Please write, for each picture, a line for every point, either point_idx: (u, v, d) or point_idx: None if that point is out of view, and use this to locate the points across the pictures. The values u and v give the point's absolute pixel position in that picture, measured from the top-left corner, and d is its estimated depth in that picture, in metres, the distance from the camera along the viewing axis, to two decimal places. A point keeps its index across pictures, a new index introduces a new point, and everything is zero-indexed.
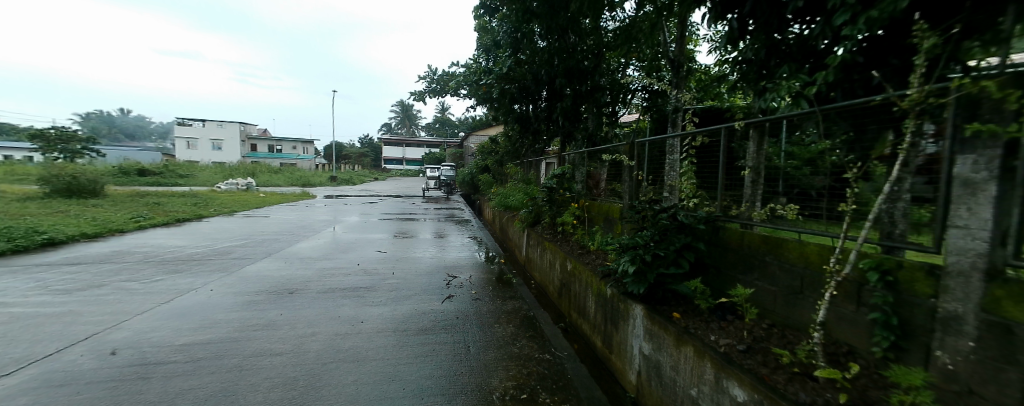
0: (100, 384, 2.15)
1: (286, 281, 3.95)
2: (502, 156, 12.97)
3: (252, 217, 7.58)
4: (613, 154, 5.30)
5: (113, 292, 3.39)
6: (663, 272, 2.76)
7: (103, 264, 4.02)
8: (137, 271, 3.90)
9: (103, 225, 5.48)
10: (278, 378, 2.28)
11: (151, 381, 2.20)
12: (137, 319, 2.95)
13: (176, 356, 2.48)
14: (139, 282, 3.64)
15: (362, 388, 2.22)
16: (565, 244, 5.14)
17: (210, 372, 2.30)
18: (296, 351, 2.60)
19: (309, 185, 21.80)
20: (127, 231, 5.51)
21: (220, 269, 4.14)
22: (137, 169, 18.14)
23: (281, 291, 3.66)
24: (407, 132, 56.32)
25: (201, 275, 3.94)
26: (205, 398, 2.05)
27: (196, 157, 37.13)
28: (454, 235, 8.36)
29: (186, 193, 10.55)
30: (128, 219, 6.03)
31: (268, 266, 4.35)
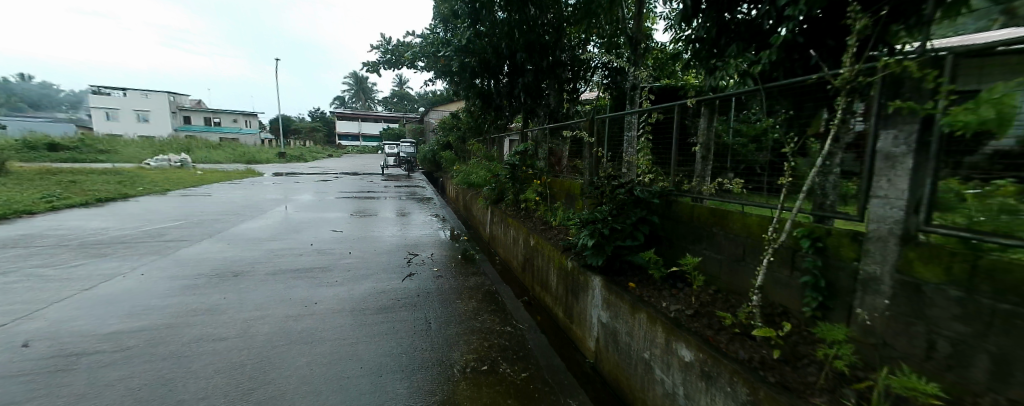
0: (11, 379, 1.94)
1: (231, 262, 3.72)
2: (464, 132, 12.73)
3: (190, 196, 7.01)
4: (574, 131, 5.32)
5: (25, 279, 3.05)
6: (619, 245, 2.85)
7: (10, 248, 3.59)
8: (54, 255, 3.52)
9: (9, 205, 4.87)
10: (223, 364, 2.16)
11: (74, 372, 2.02)
12: (54, 307, 2.67)
13: (103, 344, 2.28)
14: (57, 267, 3.29)
15: (316, 369, 2.15)
16: (528, 221, 5.18)
17: (146, 361, 2.15)
18: (243, 335, 2.46)
19: (255, 162, 20.48)
20: (40, 212, 4.93)
21: (153, 252, 3.82)
22: (49, 143, 16.22)
23: (224, 273, 3.45)
24: (361, 107, 53.81)
25: (131, 258, 3.62)
26: (139, 389, 1.91)
27: (121, 130, 33.58)
28: (415, 213, 8.21)
29: (112, 170, 9.59)
30: (40, 199, 5.40)
31: (209, 248, 4.07)
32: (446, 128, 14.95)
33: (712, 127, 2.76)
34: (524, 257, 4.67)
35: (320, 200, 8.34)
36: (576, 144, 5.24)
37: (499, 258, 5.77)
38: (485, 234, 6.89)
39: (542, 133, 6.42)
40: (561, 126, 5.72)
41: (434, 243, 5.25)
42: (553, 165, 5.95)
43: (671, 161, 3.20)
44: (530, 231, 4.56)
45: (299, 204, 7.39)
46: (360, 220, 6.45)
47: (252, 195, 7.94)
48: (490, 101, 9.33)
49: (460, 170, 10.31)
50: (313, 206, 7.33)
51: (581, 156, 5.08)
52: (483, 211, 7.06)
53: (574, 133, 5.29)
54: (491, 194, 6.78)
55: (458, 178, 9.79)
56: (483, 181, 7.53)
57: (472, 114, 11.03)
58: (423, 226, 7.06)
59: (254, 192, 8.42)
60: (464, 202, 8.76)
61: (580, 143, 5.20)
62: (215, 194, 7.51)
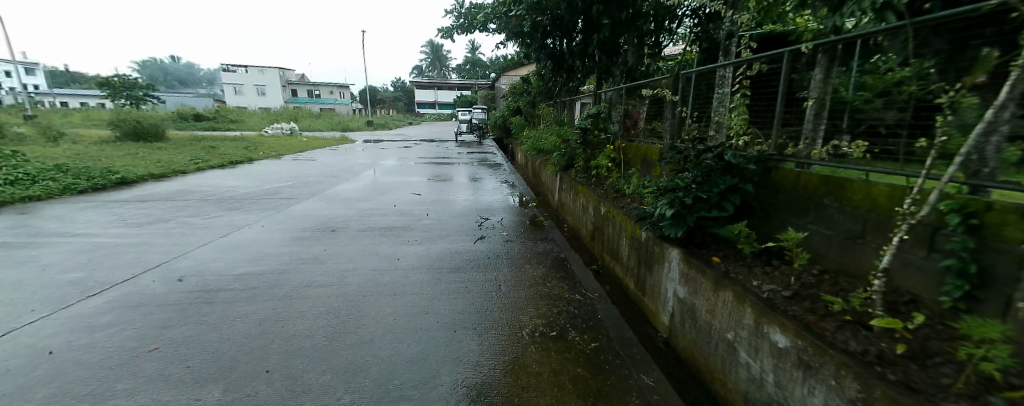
0: (170, 306, 2.40)
1: (329, 219, 4.15)
2: (536, 97, 12.48)
3: (296, 160, 7.89)
4: (651, 90, 4.90)
5: (178, 226, 3.71)
6: (703, 215, 2.61)
7: (168, 201, 4.39)
8: (198, 208, 4.23)
9: (166, 166, 5.93)
10: (323, 307, 2.44)
11: (214, 304, 2.44)
12: (198, 250, 3.23)
13: (234, 283, 2.72)
14: (200, 217, 3.96)
15: (399, 319, 2.34)
16: (599, 188, 4.98)
17: (264, 300, 2.52)
18: (339, 284, 2.76)
19: (348, 129, 22.43)
20: (187, 172, 5.92)
21: (269, 207, 4.41)
22: (192, 115, 19.29)
23: (325, 228, 3.87)
24: (441, 75, 55.46)
25: (253, 212, 4.22)
26: (259, 323, 2.25)
27: (245, 103, 38.68)
28: (488, 178, 8.38)
29: (237, 137, 11.14)
30: (187, 161, 6.49)
31: (312, 205, 4.58)
32: (519, 93, 14.80)
33: (829, 81, 2.33)
34: (594, 226, 4.54)
35: (402, 165, 8.86)
36: (655, 105, 4.83)
37: (568, 225, 5.70)
38: (555, 201, 6.82)
39: (618, 95, 6.02)
40: (638, 85, 5.30)
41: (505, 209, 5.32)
42: (629, 128, 5.58)
43: (773, 123, 2.80)
44: (602, 199, 4.39)
45: (385, 168, 7.95)
46: (436, 184, 6.76)
47: (345, 159, 8.70)
48: (562, 60, 9.00)
49: (531, 135, 10.21)
50: (396, 170, 7.83)
51: (661, 117, 4.69)
52: (553, 178, 6.95)
53: (652, 92, 4.88)
54: (559, 161, 6.60)
55: (529, 144, 9.70)
56: (551, 147, 7.36)
57: (544, 77, 10.72)
58: (490, 191, 7.15)
59: (346, 157, 9.22)
60: (535, 169, 8.70)
61: (659, 103, 4.79)
62: (315, 159, 8.37)
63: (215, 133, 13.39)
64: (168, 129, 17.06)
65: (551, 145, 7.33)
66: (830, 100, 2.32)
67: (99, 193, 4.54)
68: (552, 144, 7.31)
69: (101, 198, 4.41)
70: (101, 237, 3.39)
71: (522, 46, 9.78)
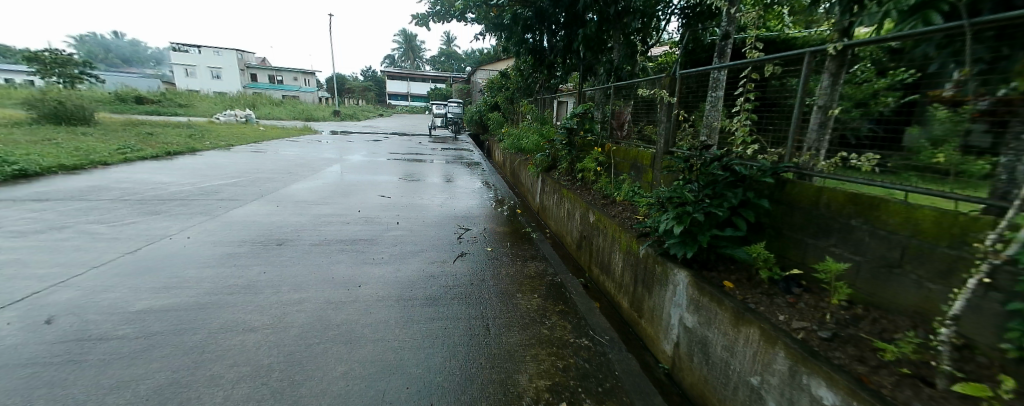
0: (18, 369, 1.83)
1: (276, 228, 3.60)
2: (513, 93, 12.04)
3: (250, 152, 7.16)
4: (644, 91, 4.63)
5: (76, 236, 3.06)
6: (716, 234, 2.31)
7: (74, 201, 3.69)
8: (112, 211, 3.57)
9: (86, 156, 5.13)
10: (247, 367, 1.95)
11: (84, 366, 1.89)
12: (87, 275, 2.61)
13: (124, 329, 2.16)
14: (108, 225, 3.31)
15: (355, 386, 1.89)
16: (586, 192, 4.64)
17: (163, 356, 1.99)
18: (279, 327, 2.27)
19: (312, 119, 21.22)
20: (113, 164, 5.16)
21: (203, 211, 3.79)
22: (135, 97, 17.62)
23: (268, 241, 3.32)
24: (412, 66, 53.97)
25: (181, 218, 3.60)
26: (146, 396, 1.74)
27: (198, 86, 36.12)
28: (463, 178, 7.93)
29: (184, 123, 10.12)
30: (115, 150, 5.67)
31: (257, 210, 3.99)
32: (495, 87, 14.29)
33: (846, 92, 2.16)
34: (581, 234, 4.20)
35: (371, 160, 8.26)
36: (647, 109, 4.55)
37: (551, 231, 5.38)
38: (535, 204, 6.46)
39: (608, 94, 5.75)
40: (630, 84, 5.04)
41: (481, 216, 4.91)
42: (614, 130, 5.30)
43: (789, 132, 2.54)
44: (589, 206, 4.05)
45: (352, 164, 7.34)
46: (408, 185, 6.25)
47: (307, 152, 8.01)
48: (543, 56, 8.66)
49: (508, 133, 9.80)
50: (362, 167, 7.22)
51: (652, 120, 4.41)
52: (533, 179, 6.58)
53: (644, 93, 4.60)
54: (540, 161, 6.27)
55: (507, 141, 9.28)
56: (529, 145, 6.97)
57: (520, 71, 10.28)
58: (466, 193, 6.71)
59: (306, 149, 8.49)
60: (513, 169, 8.34)
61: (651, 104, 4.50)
62: (272, 150, 7.64)
63: (161, 118, 12.23)
64: (104, 111, 15.46)
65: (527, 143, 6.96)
66: (845, 114, 2.16)
67: None
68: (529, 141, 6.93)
69: None
70: None
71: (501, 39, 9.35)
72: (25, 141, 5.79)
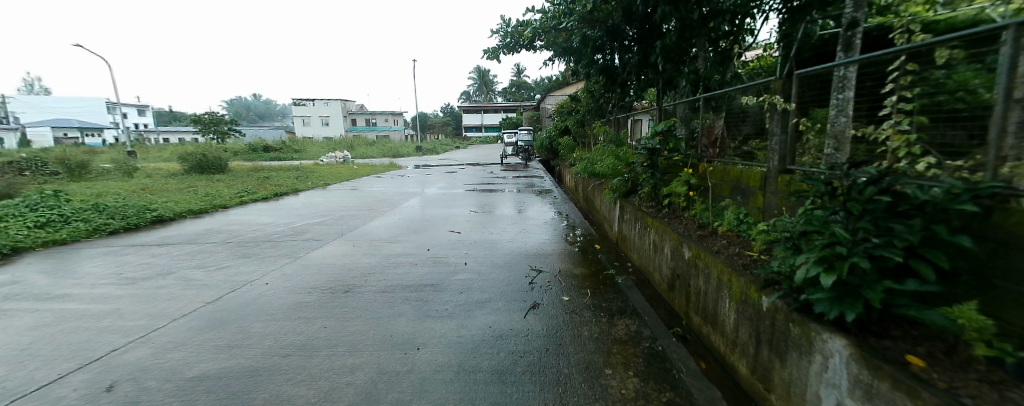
0: None
1: (348, 272, 3.62)
2: (587, 116, 11.65)
3: (339, 190, 7.71)
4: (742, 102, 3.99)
5: (173, 284, 3.34)
6: (892, 287, 1.71)
7: (185, 247, 4.12)
8: (211, 256, 3.90)
9: (209, 201, 5.88)
10: None
11: None
12: (164, 330, 2.70)
13: (170, 396, 2.07)
14: (203, 271, 3.58)
15: None
16: (676, 221, 4.06)
17: None
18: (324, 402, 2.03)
19: (401, 155, 22.93)
20: (227, 208, 5.83)
21: (287, 254, 3.99)
22: (262, 146, 20.70)
23: (337, 288, 3.32)
24: (491, 98, 56.48)
25: (265, 262, 3.80)
26: None
27: (312, 133, 41.63)
28: (537, 208, 7.67)
29: (293, 166, 11.45)
30: (233, 194, 6.45)
31: (335, 251, 4.10)
32: (568, 112, 14.04)
33: None
34: (674, 272, 3.60)
35: (447, 192, 8.41)
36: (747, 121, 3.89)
37: (632, 266, 4.80)
38: (613, 234, 5.91)
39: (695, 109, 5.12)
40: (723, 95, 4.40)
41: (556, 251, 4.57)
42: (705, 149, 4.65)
43: (988, 137, 1.83)
44: (682, 238, 3.49)
45: (429, 197, 7.51)
46: (480, 218, 6.15)
47: (390, 187, 8.42)
48: (616, 75, 8.19)
49: (582, 158, 9.38)
50: (439, 200, 7.34)
51: (754, 134, 3.74)
52: (611, 206, 6.07)
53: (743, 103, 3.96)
54: (618, 186, 5.75)
55: (581, 167, 8.86)
56: (604, 170, 6.50)
57: (594, 93, 9.91)
58: (538, 223, 6.41)
59: (389, 185, 8.96)
60: (588, 194, 7.87)
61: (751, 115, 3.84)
62: (359, 187, 8.16)
63: (274, 163, 13.95)
64: (238, 160, 18.32)
65: (603, 168, 6.50)
66: None
67: (122, 237, 4.39)
68: (604, 165, 6.47)
69: (121, 243, 4.24)
70: (107, 295, 3.13)
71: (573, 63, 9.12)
72: (167, 190, 6.85)
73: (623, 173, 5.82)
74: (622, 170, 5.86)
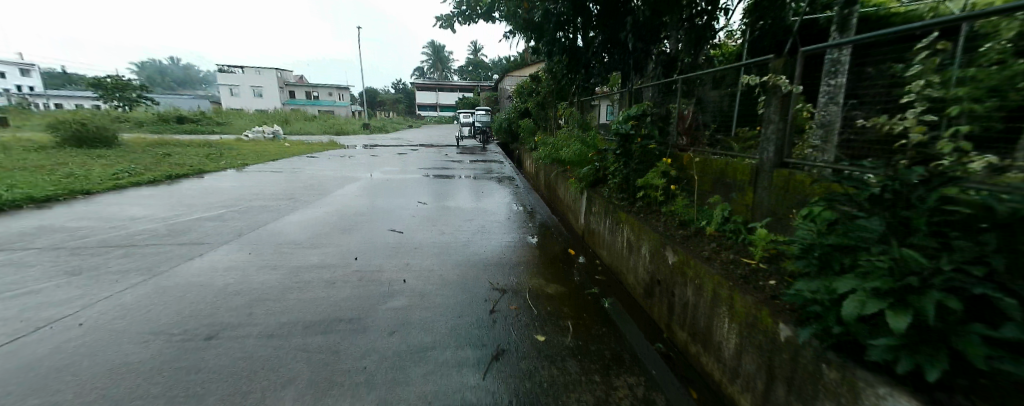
0: None
1: (227, 295, 2.74)
2: (546, 97, 11.02)
3: (260, 171, 6.58)
4: (731, 87, 3.56)
5: None
6: (985, 334, 1.22)
7: None
8: (23, 273, 2.82)
9: (64, 186, 4.60)
10: None
11: None
12: None
13: None
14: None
15: None
16: (655, 218, 3.59)
17: None
18: None
19: (343, 133, 21.20)
20: (103, 193, 4.66)
21: (144, 269, 3.00)
22: (177, 117, 18.14)
23: (202, 321, 2.43)
24: (442, 76, 54.23)
25: (105, 281, 2.80)
26: None
27: (241, 105, 37.68)
28: (493, 196, 6.99)
29: (207, 142, 9.87)
30: (106, 176, 5.15)
31: (218, 264, 3.16)
32: (525, 93, 13.36)
33: None
34: (654, 277, 3.13)
35: (392, 176, 7.50)
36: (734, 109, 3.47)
37: (602, 263, 4.31)
38: (578, 226, 5.40)
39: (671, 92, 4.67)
40: (706, 79, 3.97)
41: (516, 253, 3.97)
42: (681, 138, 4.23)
43: None
44: (664, 239, 3.01)
45: (370, 183, 6.62)
46: (431, 211, 5.40)
47: (325, 170, 7.37)
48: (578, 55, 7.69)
49: (541, 142, 8.79)
50: (381, 186, 6.47)
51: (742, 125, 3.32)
52: (575, 197, 5.55)
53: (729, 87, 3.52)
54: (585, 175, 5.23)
55: (541, 152, 8.28)
56: (564, 155, 5.95)
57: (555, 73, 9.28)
58: (495, 214, 5.75)
59: (324, 166, 7.88)
60: (550, 182, 7.31)
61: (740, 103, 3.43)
62: (286, 168, 7.06)
63: (191, 137, 12.15)
64: (146, 131, 15.90)
65: (564, 153, 5.93)
66: None
67: None
68: (567, 151, 5.90)
69: None
70: None
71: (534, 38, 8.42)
72: (25, 167, 5.44)
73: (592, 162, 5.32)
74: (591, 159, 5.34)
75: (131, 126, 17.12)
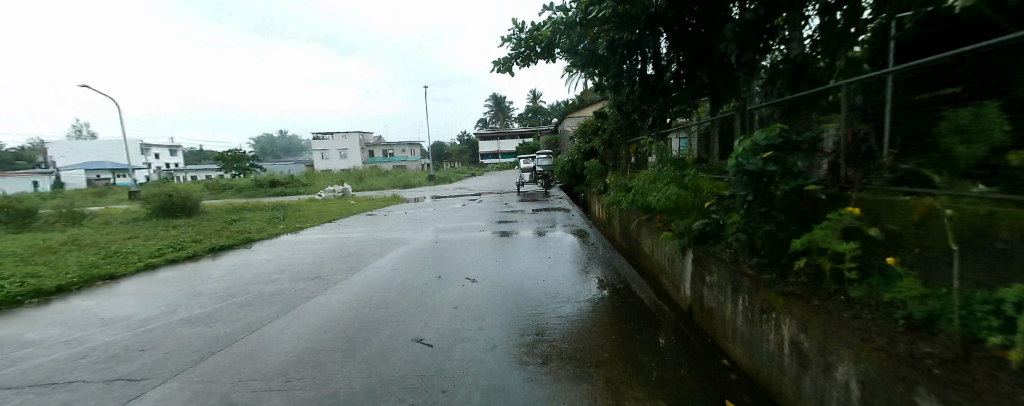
0: None
1: None
2: (617, 134, 9.83)
3: (309, 236, 6.17)
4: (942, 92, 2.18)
5: None
6: None
7: None
8: None
9: (91, 274, 4.34)
10: None
11: None
12: None
13: None
14: None
15: None
16: (844, 309, 2.20)
17: None
18: None
19: (412, 186, 21.73)
20: (130, 279, 4.36)
21: None
22: (268, 181, 19.79)
23: None
24: (507, 125, 55.56)
25: None
26: None
27: (329, 166, 41.46)
28: (565, 254, 5.80)
29: (277, 205, 10.07)
30: (143, 258, 4.92)
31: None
32: (591, 132, 12.25)
33: None
34: None
35: (446, 234, 6.71)
36: (962, 121, 2.07)
37: (736, 365, 2.88)
38: (683, 298, 3.97)
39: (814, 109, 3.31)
40: (885, 82, 2.61)
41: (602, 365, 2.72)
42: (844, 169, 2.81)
43: None
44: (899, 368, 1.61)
45: (421, 245, 5.86)
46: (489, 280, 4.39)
47: (376, 229, 6.80)
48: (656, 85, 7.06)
49: (615, 184, 7.51)
50: (432, 249, 5.67)
51: (992, 147, 1.93)
52: (674, 256, 4.20)
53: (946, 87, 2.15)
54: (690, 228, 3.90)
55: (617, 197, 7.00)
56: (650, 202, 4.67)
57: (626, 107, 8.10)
58: (566, 280, 4.53)
59: (377, 224, 7.36)
60: (633, 233, 5.96)
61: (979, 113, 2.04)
62: (338, 229, 6.64)
63: (266, 201, 12.66)
64: (239, 197, 17.37)
65: (651, 199, 4.63)
66: None
67: None
68: (653, 196, 4.60)
69: None
70: None
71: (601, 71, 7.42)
72: (94, 245, 5.56)
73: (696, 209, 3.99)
74: (694, 205, 4.02)
75: (230, 192, 18.93)
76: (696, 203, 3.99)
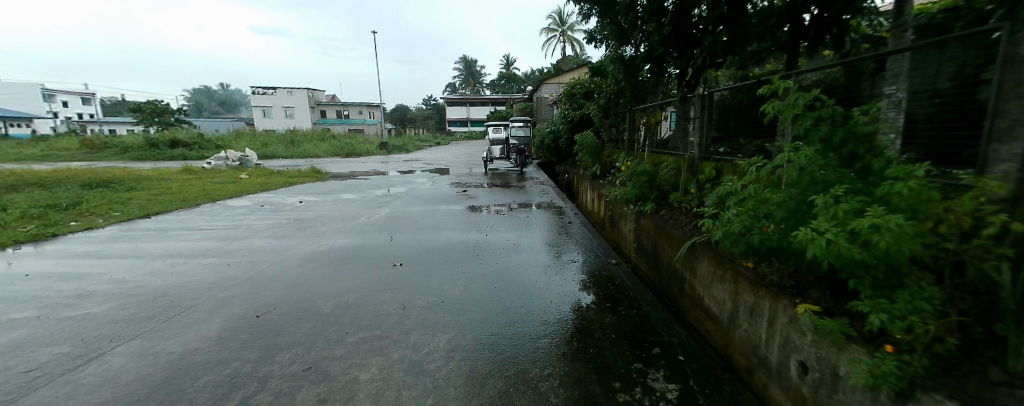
0: None
1: None
2: (616, 99, 7.20)
3: (46, 258, 3.23)
4: None
5: None
6: None
7: None
8: None
9: None
10: None
11: None
12: None
13: None
14: None
15: None
16: None
17: None
18: None
19: (355, 153, 18.57)
20: None
21: None
22: (167, 141, 16.06)
23: None
24: (476, 91, 51.73)
25: None
26: None
27: (269, 126, 36.82)
28: (558, 300, 3.15)
29: (114, 178, 6.83)
30: None
31: None
32: (579, 96, 9.47)
33: None
34: None
35: (351, 243, 4.00)
36: None
37: None
38: None
39: None
40: None
41: None
42: None
43: None
44: None
45: (276, 277, 3.16)
46: None
47: (232, 235, 4.02)
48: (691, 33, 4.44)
49: (625, 169, 4.99)
50: (296, 287, 3.01)
51: None
52: (832, 377, 1.80)
53: None
54: (912, 334, 1.51)
55: (629, 193, 4.48)
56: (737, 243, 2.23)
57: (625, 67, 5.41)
58: (569, 394, 2.03)
59: (245, 218, 4.55)
60: (676, 263, 3.42)
61: None
62: (135, 238, 3.73)
63: (129, 168, 9.34)
64: (119, 160, 13.78)
65: (739, 237, 2.19)
66: None
67: None
68: (745, 225, 2.13)
69: None
70: None
71: (599, 8, 4.69)
72: None
73: (911, 281, 1.58)
74: (899, 264, 1.60)
75: (114, 153, 15.30)
76: (907, 263, 1.58)
